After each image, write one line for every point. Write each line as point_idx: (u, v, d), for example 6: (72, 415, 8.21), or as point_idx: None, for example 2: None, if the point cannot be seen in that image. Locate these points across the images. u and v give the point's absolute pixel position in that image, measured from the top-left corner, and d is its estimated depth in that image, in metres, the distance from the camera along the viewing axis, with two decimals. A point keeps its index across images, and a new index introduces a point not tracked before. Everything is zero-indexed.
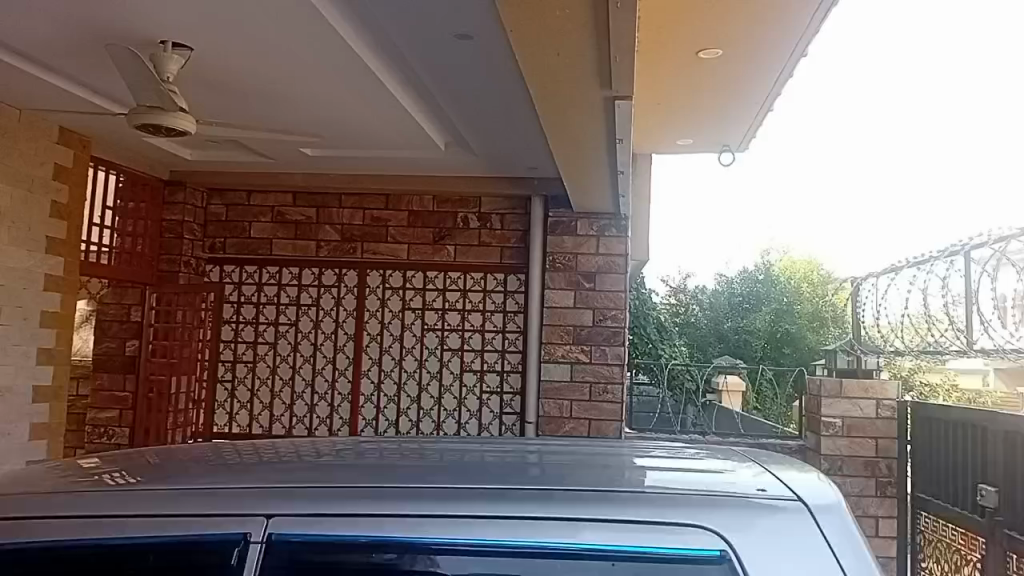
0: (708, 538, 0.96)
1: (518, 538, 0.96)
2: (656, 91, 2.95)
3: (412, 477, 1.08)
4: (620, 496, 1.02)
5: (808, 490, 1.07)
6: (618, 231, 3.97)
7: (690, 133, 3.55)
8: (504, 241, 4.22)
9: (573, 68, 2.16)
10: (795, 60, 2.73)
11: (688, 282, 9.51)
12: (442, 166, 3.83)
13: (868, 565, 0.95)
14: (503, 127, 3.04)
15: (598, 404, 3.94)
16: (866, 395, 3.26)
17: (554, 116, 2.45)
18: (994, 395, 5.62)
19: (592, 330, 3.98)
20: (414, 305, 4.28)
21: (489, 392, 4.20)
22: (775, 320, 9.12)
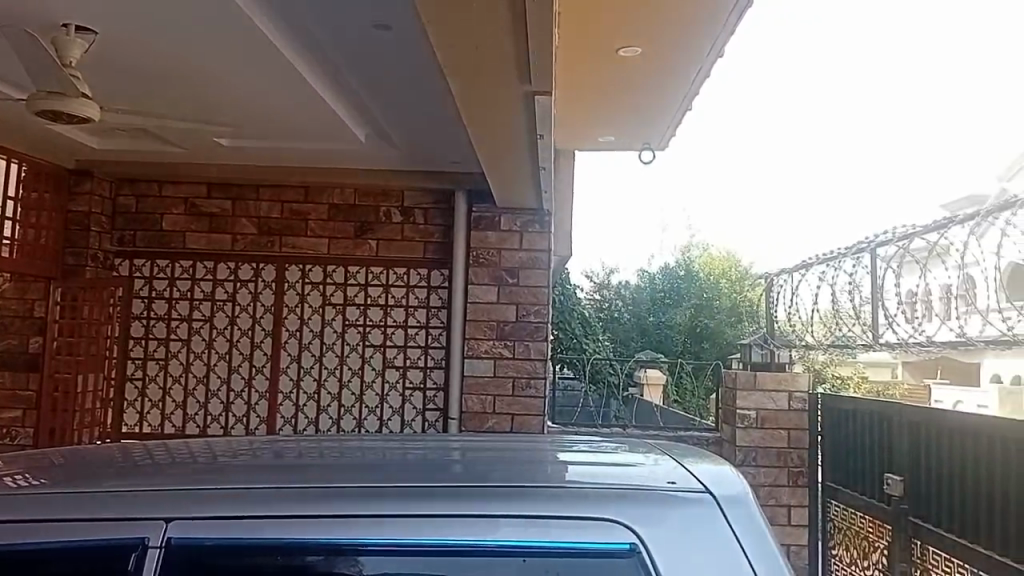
0: (618, 531, 1.02)
1: (422, 537, 1.01)
2: (574, 70, 3.16)
3: (307, 477, 1.13)
4: (515, 490, 1.08)
5: (715, 481, 1.14)
6: (540, 227, 4.07)
7: (609, 118, 3.80)
8: (427, 236, 4.26)
9: (499, 90, 2.09)
10: (705, 54, 2.99)
11: (612, 278, 9.11)
12: (362, 159, 3.95)
13: (769, 550, 1.03)
14: (423, 112, 3.15)
15: (520, 399, 4.04)
16: (779, 387, 4.06)
17: (472, 109, 2.24)
18: (893, 389, 5.62)
19: (515, 326, 4.06)
20: (335, 301, 4.26)
21: (411, 388, 4.23)
22: (695, 315, 8.69)
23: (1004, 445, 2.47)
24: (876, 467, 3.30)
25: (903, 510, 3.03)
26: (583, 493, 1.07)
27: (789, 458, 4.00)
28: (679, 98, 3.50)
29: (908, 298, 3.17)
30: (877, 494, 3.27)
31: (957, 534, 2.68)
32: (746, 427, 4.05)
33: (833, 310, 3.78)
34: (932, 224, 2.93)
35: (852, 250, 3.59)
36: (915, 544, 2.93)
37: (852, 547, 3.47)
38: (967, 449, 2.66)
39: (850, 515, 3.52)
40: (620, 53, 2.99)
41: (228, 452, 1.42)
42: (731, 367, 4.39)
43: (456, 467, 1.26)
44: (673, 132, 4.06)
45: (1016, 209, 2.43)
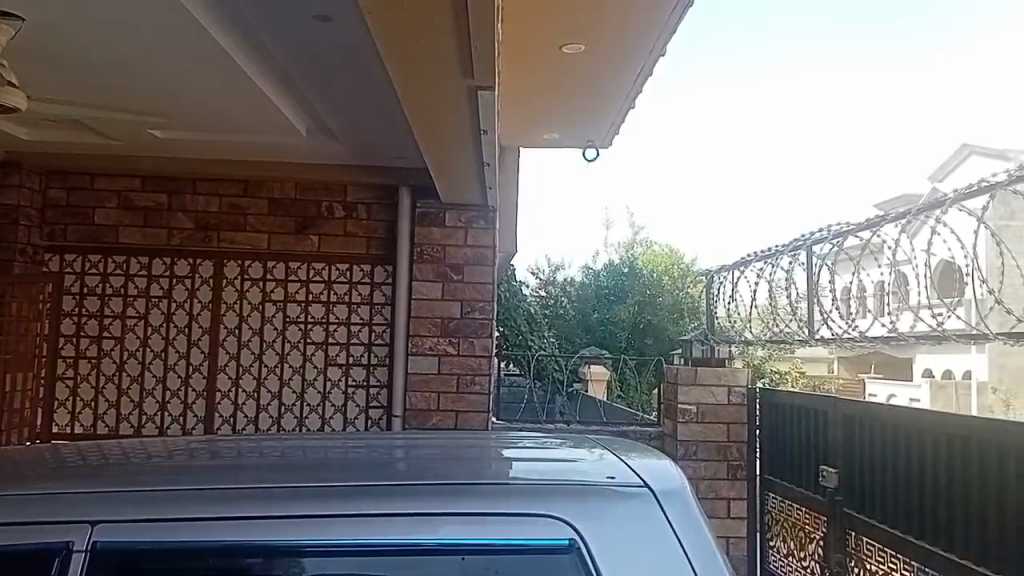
0: (558, 527, 1.02)
1: (362, 536, 1.00)
2: (521, 67, 3.17)
3: (241, 478, 1.11)
4: (454, 487, 1.07)
5: (654, 475, 1.14)
6: (485, 223, 4.07)
7: (554, 116, 3.83)
8: (370, 232, 4.22)
9: (442, 84, 2.08)
10: (650, 54, 3.03)
11: (558, 275, 9.18)
12: (303, 154, 3.90)
13: (706, 543, 1.04)
14: (366, 106, 3.11)
15: (465, 396, 4.03)
16: (719, 382, 4.11)
17: (415, 102, 2.22)
18: (829, 383, 5.77)
19: (460, 322, 4.06)
20: (275, 297, 4.19)
21: (354, 385, 4.19)
22: (638, 310, 8.77)
23: (934, 436, 2.56)
24: (812, 459, 3.39)
25: (838, 502, 3.11)
26: (523, 489, 1.07)
27: (728, 452, 4.06)
28: (622, 97, 3.54)
29: (843, 295, 3.26)
30: (813, 486, 3.36)
31: (889, 524, 2.77)
32: (687, 422, 4.09)
33: (770, 306, 3.86)
34: (866, 222, 3.03)
35: (789, 247, 3.66)
36: (850, 534, 3.02)
37: (790, 538, 3.56)
38: (906, 444, 2.71)
39: (788, 506, 3.61)
40: (564, 50, 3.00)
41: (161, 451, 1.39)
42: (672, 362, 4.45)
43: (395, 465, 1.25)
44: (616, 130, 4.10)
45: (945, 208, 2.56)
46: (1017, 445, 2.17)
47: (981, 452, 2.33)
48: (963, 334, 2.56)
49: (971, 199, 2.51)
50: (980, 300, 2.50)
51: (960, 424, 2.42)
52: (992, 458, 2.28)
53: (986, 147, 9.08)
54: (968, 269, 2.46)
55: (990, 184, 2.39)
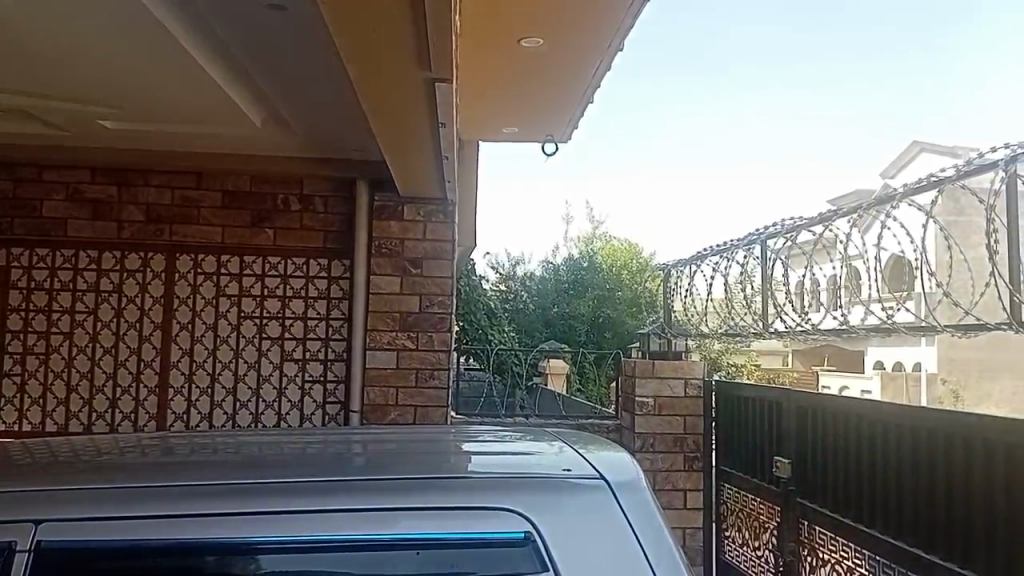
0: (514, 521, 1.02)
1: (316, 533, 0.99)
2: (479, 59, 3.16)
3: (191, 475, 1.09)
4: (409, 482, 1.07)
5: (610, 467, 1.15)
6: (444, 217, 4.07)
7: (514, 110, 3.83)
8: (327, 225, 4.17)
9: (399, 76, 2.06)
10: (608, 49, 3.05)
11: (517, 269, 9.26)
12: (258, 145, 3.84)
13: (661, 535, 1.05)
14: (322, 97, 3.08)
15: (424, 390, 4.02)
16: (676, 374, 4.15)
17: (372, 93, 2.19)
18: (784, 375, 5.87)
19: (419, 317, 4.05)
20: (229, 292, 4.12)
21: (311, 381, 4.14)
22: (598, 305, 8.82)
23: (884, 427, 2.62)
24: (766, 451, 3.45)
25: (791, 491, 3.17)
26: (479, 483, 1.07)
27: (684, 444, 4.10)
28: (581, 92, 3.56)
29: (797, 288, 3.32)
30: (766, 476, 3.43)
31: (841, 513, 2.83)
32: (645, 415, 4.12)
33: (726, 299, 3.92)
34: (818, 217, 3.09)
35: (744, 241, 3.71)
36: (803, 524, 3.09)
37: (745, 528, 3.62)
38: (856, 435, 2.77)
39: (742, 497, 3.67)
40: (523, 44, 3.00)
41: (108, 448, 1.36)
42: (630, 355, 4.49)
43: (351, 461, 1.24)
44: (575, 125, 4.11)
45: (895, 203, 2.65)
46: (964, 435, 2.23)
47: (929, 442, 2.39)
48: (913, 326, 2.63)
49: (920, 195, 2.59)
50: (929, 293, 2.56)
51: (910, 415, 2.48)
52: (940, 448, 2.34)
53: (935, 144, 9.31)
54: (918, 262, 2.53)
55: (939, 180, 2.48)
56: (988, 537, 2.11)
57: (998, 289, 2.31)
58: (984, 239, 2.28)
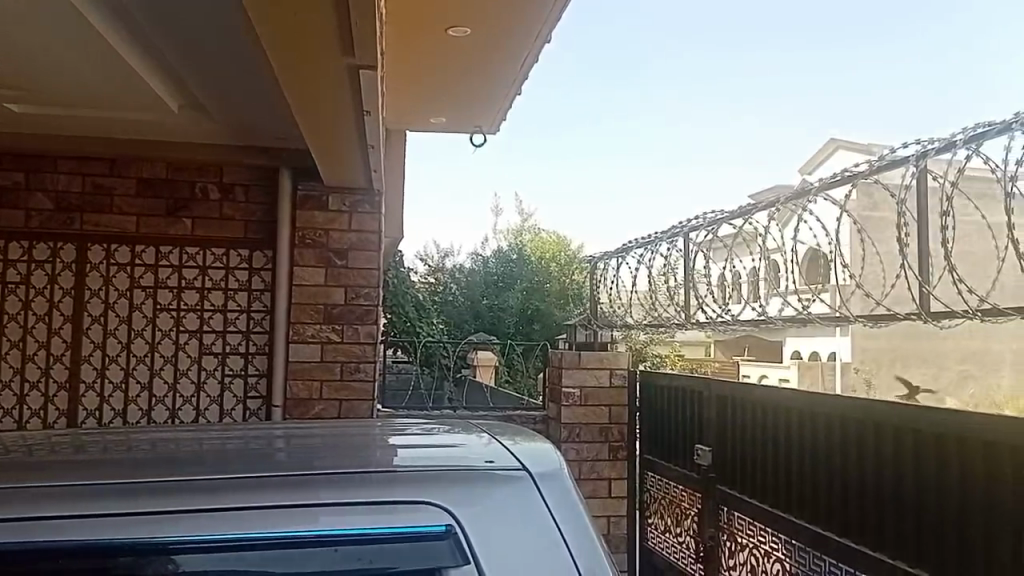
0: (434, 513, 1.01)
1: (235, 532, 0.96)
2: (406, 48, 3.12)
3: (101, 474, 1.05)
4: (330, 477, 1.05)
5: (533, 458, 1.15)
6: (370, 208, 4.03)
7: (441, 100, 3.81)
8: (248, 215, 4.06)
9: (321, 62, 2.01)
10: (536, 40, 3.06)
11: (446, 262, 9.23)
12: (177, 131, 3.72)
13: (582, 523, 1.06)
14: (242, 82, 2.99)
15: (349, 384, 3.97)
16: (602, 365, 4.21)
17: (294, 79, 2.13)
18: (707, 366, 6.01)
19: (344, 309, 3.99)
20: (144, 283, 3.98)
21: (231, 375, 4.04)
22: (526, 296, 8.84)
23: (800, 415, 2.71)
24: (688, 439, 3.52)
25: (711, 479, 3.26)
26: (402, 477, 1.05)
27: (610, 433, 4.16)
28: (508, 83, 3.55)
29: (720, 281, 3.40)
30: (688, 464, 3.51)
31: (758, 499, 2.92)
32: (571, 405, 4.15)
33: (650, 291, 3.98)
34: (739, 211, 3.17)
35: (667, 234, 3.79)
36: (722, 510, 3.17)
37: (667, 515, 3.70)
38: (775, 421, 2.86)
39: (665, 485, 3.73)
40: (449, 33, 2.98)
41: (12, 447, 1.29)
42: (556, 346, 4.52)
43: (273, 456, 1.21)
44: (503, 116, 4.11)
45: (812, 196, 2.74)
46: (875, 421, 2.32)
47: (842, 429, 2.48)
48: (827, 317, 2.72)
49: (834, 189, 2.68)
50: (842, 285, 2.66)
51: (824, 403, 2.57)
52: (852, 435, 2.44)
53: (850, 141, 9.64)
54: (832, 253, 2.62)
55: (853, 175, 2.58)
56: (894, 519, 2.21)
57: (907, 280, 2.41)
58: (895, 232, 2.37)
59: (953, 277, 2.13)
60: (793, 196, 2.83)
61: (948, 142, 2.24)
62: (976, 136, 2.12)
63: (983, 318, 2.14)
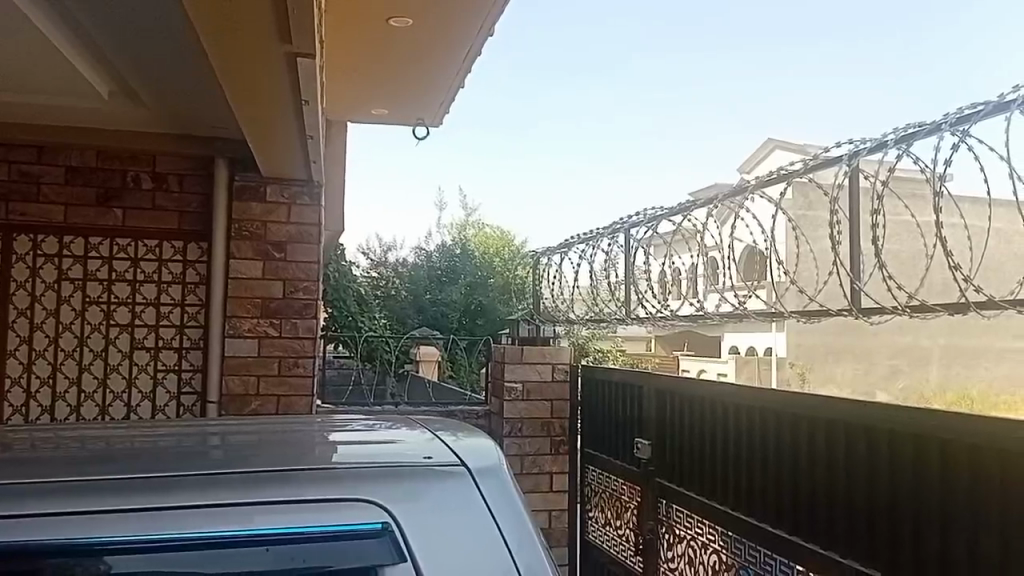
0: (371, 512, 0.99)
1: (169, 532, 0.93)
2: (347, 37, 3.07)
3: (27, 473, 1.00)
4: (267, 475, 1.03)
5: (471, 453, 1.15)
6: (309, 200, 3.96)
7: (383, 91, 3.76)
8: (182, 206, 3.95)
9: (256, 49, 1.96)
10: (479, 33, 3.04)
11: (389, 256, 9.19)
12: (109, 117, 3.60)
13: (521, 518, 1.05)
14: (177, 69, 2.90)
15: (287, 379, 3.91)
16: (544, 360, 4.22)
17: (229, 64, 2.07)
18: (649, 360, 6.09)
19: (282, 303, 3.92)
20: (73, 275, 3.84)
21: (164, 370, 3.94)
22: (469, 292, 8.82)
23: (737, 408, 2.77)
24: (628, 433, 3.56)
25: (651, 472, 3.30)
26: (338, 475, 1.04)
27: (551, 428, 4.19)
28: (452, 77, 3.54)
29: (661, 275, 3.44)
30: (627, 457, 3.55)
31: (696, 492, 2.97)
32: (513, 400, 4.16)
33: (591, 287, 4.01)
34: (678, 208, 3.22)
35: (608, 230, 3.81)
36: (661, 503, 3.22)
37: (607, 508, 3.74)
38: (713, 415, 2.91)
39: (606, 479, 3.77)
40: (391, 23, 2.94)
41: None
42: (499, 341, 4.52)
43: (208, 454, 1.17)
44: (447, 109, 4.08)
45: (749, 194, 2.79)
46: (810, 415, 2.39)
47: (779, 423, 2.54)
48: (762, 313, 2.78)
49: (770, 187, 2.74)
50: (777, 282, 2.71)
51: (760, 398, 2.63)
52: (788, 428, 2.50)
53: (787, 141, 9.84)
54: (768, 250, 2.68)
55: (789, 173, 2.64)
56: (828, 510, 2.28)
57: (839, 277, 2.48)
58: (828, 229, 2.43)
59: (884, 274, 2.19)
60: (731, 193, 2.88)
61: (880, 142, 2.31)
62: (908, 136, 2.19)
63: (912, 314, 2.20)
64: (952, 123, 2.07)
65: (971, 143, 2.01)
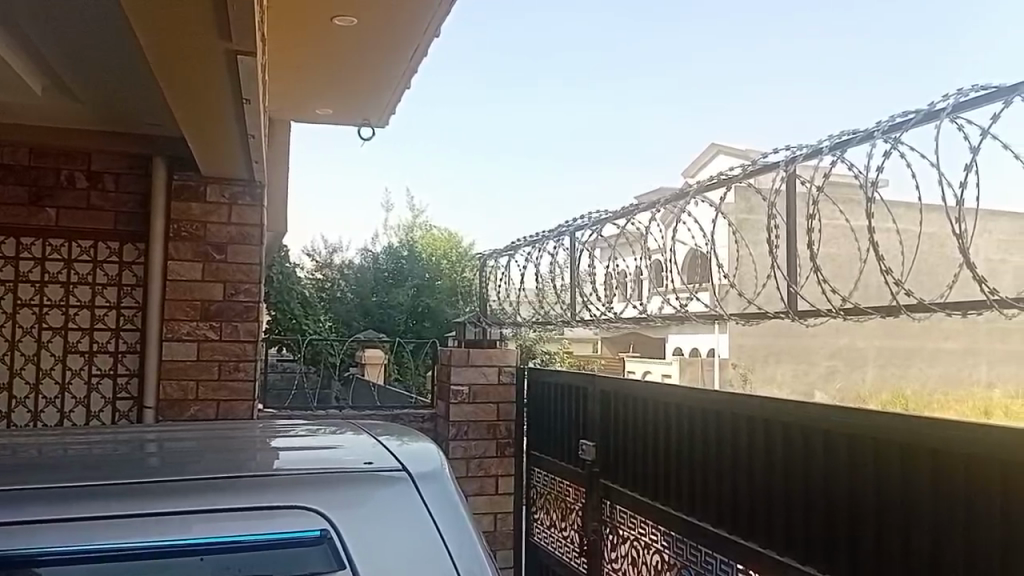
0: (310, 518, 0.98)
1: (106, 541, 0.90)
2: (289, 35, 3.03)
3: None
4: (206, 484, 1.00)
5: (413, 458, 1.14)
6: (251, 200, 3.89)
7: (328, 91, 3.72)
8: (118, 206, 3.83)
9: (194, 44, 1.91)
10: (426, 34, 3.03)
11: (334, 258, 9.09)
12: (40, 110, 3.48)
13: (462, 524, 1.05)
14: (113, 64, 2.82)
15: (228, 383, 3.83)
16: (490, 362, 4.22)
17: (166, 61, 2.01)
18: (595, 362, 6.14)
19: (223, 306, 3.85)
20: (4, 278, 3.69)
21: (99, 375, 3.82)
22: (416, 294, 8.76)
23: (680, 410, 2.81)
24: (573, 435, 3.59)
25: (595, 473, 3.32)
26: (279, 483, 1.02)
27: (497, 430, 4.19)
28: (397, 77, 3.51)
29: (606, 277, 3.47)
30: (573, 459, 3.56)
31: (639, 493, 3.00)
32: (459, 403, 4.14)
33: (538, 290, 4.02)
34: (622, 211, 3.25)
35: (554, 232, 3.82)
36: (605, 504, 3.24)
37: (553, 510, 3.75)
38: (657, 416, 2.94)
39: (552, 481, 3.78)
40: (335, 22, 2.91)
41: None
42: (446, 344, 4.49)
43: (144, 462, 1.14)
44: (392, 110, 4.05)
45: (690, 199, 2.83)
46: (749, 415, 2.44)
47: (720, 424, 2.59)
48: (703, 315, 2.82)
49: (711, 192, 2.78)
50: (718, 285, 2.76)
51: (702, 400, 2.68)
52: (729, 430, 2.55)
53: (731, 146, 10.01)
54: (709, 254, 2.72)
55: (728, 178, 2.68)
56: (768, 510, 2.33)
57: (777, 280, 2.53)
58: (766, 232, 2.47)
59: (818, 277, 2.24)
60: (674, 198, 2.91)
61: (815, 148, 2.36)
62: (841, 143, 2.25)
63: (845, 317, 2.26)
64: (883, 130, 2.13)
65: (902, 149, 2.08)
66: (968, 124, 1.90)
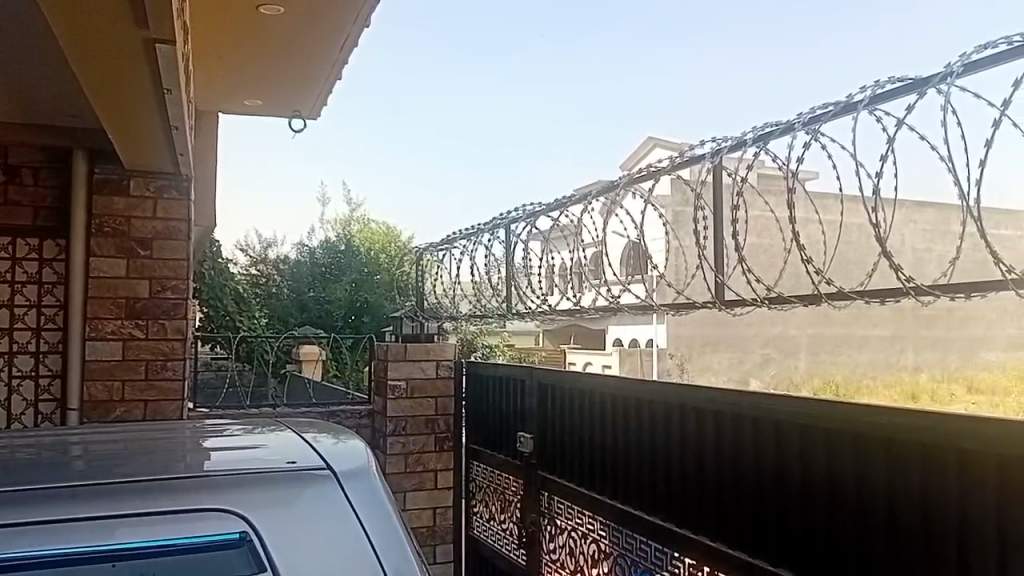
0: (231, 521, 0.95)
1: (21, 549, 0.87)
2: (213, 23, 2.95)
3: None
4: (128, 489, 0.97)
5: (340, 457, 1.13)
6: (178, 193, 3.79)
7: (255, 82, 3.65)
8: (38, 201, 3.69)
9: (109, 32, 1.84)
10: (354, 24, 2.98)
11: (269, 252, 8.92)
12: None
13: (389, 521, 1.04)
14: (26, 53, 2.70)
15: (155, 383, 3.73)
16: (428, 357, 4.20)
17: (76, 47, 1.93)
18: (535, 355, 6.15)
19: (149, 303, 3.74)
20: None
21: (19, 377, 3.68)
22: (355, 289, 8.65)
23: (616, 400, 2.83)
24: (510, 426, 3.59)
25: (533, 465, 3.34)
26: (203, 486, 0.99)
27: (436, 425, 4.17)
28: (327, 68, 3.46)
29: (542, 270, 3.48)
30: (511, 451, 3.57)
31: (577, 483, 3.02)
32: (396, 398, 4.11)
33: (474, 283, 4.02)
34: (556, 204, 3.26)
35: (489, 225, 3.82)
36: (543, 495, 3.26)
37: (492, 502, 3.75)
38: (594, 407, 2.96)
39: (490, 474, 3.78)
40: (261, 11, 2.85)
41: None
42: (383, 339, 4.46)
43: (63, 465, 1.10)
44: (322, 102, 3.99)
45: (621, 191, 2.86)
46: (682, 403, 2.48)
47: (655, 413, 2.63)
48: (635, 307, 2.86)
49: (642, 183, 2.81)
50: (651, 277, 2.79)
51: (637, 389, 2.71)
52: (664, 418, 2.58)
53: (666, 140, 10.14)
54: (641, 244, 2.75)
55: (657, 170, 2.72)
56: (701, 496, 2.37)
57: (705, 272, 2.57)
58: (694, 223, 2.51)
59: (745, 268, 2.28)
60: (605, 190, 2.93)
61: (739, 141, 2.40)
62: (764, 136, 2.30)
63: (771, 305, 2.31)
64: (804, 123, 2.17)
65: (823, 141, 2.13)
66: (886, 117, 1.95)
